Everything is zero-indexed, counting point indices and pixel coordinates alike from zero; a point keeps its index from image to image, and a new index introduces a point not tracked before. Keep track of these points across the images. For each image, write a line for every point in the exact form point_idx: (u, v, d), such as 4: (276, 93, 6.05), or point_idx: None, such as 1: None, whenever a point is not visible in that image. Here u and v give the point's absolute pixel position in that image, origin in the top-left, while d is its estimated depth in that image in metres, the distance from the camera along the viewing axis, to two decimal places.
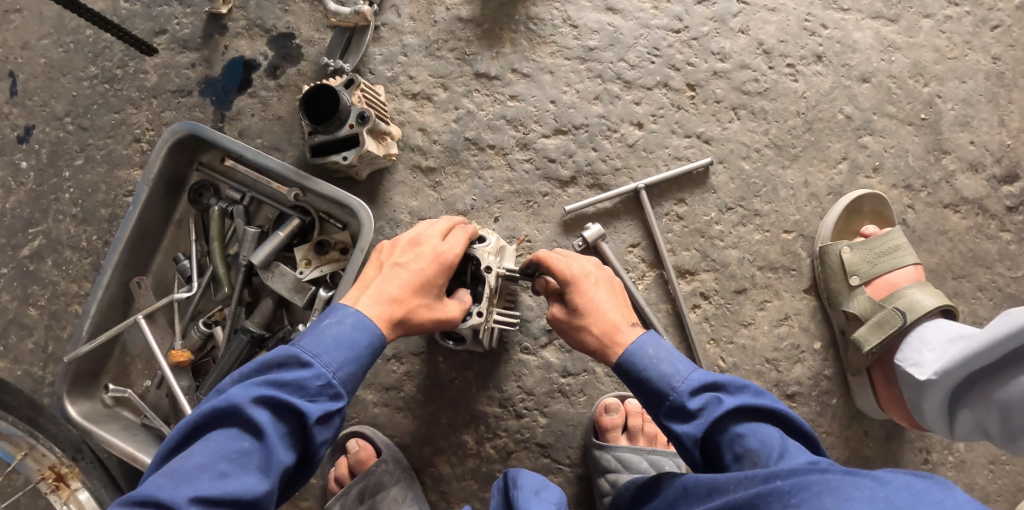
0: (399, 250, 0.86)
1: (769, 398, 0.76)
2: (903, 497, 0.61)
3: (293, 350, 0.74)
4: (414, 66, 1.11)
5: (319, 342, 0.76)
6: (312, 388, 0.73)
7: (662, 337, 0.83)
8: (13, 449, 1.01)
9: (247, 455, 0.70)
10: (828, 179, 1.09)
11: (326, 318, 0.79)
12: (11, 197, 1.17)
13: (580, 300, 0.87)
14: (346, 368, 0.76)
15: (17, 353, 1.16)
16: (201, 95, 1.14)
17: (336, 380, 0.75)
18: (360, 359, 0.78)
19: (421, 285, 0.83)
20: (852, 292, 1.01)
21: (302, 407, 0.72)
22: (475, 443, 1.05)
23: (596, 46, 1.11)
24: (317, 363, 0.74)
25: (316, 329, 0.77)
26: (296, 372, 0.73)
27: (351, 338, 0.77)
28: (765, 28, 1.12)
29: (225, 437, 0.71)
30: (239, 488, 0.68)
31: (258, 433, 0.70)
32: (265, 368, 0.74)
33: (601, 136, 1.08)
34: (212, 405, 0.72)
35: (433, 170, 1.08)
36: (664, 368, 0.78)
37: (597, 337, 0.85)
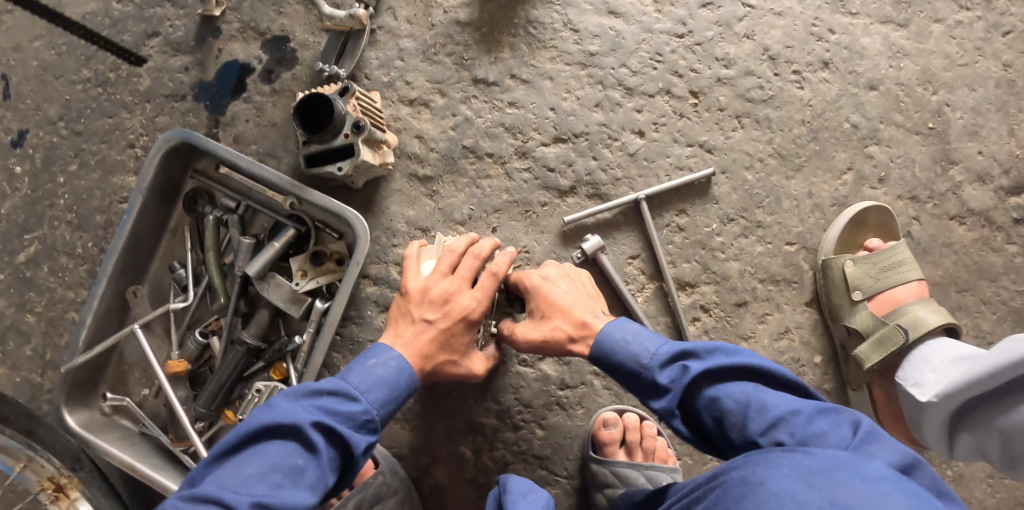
0: (424, 298, 0.84)
1: (743, 355, 0.75)
2: (823, 463, 0.63)
3: (344, 384, 0.76)
4: (411, 71, 1.09)
5: (367, 379, 0.78)
6: (358, 420, 0.76)
7: (631, 321, 0.84)
8: (11, 460, 1.00)
9: (300, 472, 0.71)
10: (833, 190, 1.07)
11: (370, 356, 0.80)
12: (7, 202, 1.17)
13: (546, 306, 0.88)
14: (387, 407, 0.79)
15: (15, 359, 1.16)
16: (195, 100, 1.12)
17: (378, 416, 0.78)
18: (398, 400, 0.80)
19: (450, 344, 0.84)
20: (854, 307, 1.00)
21: (352, 438, 0.75)
22: (472, 455, 1.05)
23: (598, 51, 1.08)
24: (365, 399, 0.77)
25: (363, 366, 0.79)
26: (349, 402, 0.76)
27: (394, 380, 0.79)
28: (771, 33, 1.10)
29: (279, 450, 0.72)
30: (293, 501, 0.70)
31: (313, 453, 0.72)
32: (317, 392, 0.75)
33: (601, 145, 1.06)
34: (267, 419, 0.73)
35: (431, 179, 1.06)
36: (632, 349, 0.79)
37: (569, 334, 0.85)
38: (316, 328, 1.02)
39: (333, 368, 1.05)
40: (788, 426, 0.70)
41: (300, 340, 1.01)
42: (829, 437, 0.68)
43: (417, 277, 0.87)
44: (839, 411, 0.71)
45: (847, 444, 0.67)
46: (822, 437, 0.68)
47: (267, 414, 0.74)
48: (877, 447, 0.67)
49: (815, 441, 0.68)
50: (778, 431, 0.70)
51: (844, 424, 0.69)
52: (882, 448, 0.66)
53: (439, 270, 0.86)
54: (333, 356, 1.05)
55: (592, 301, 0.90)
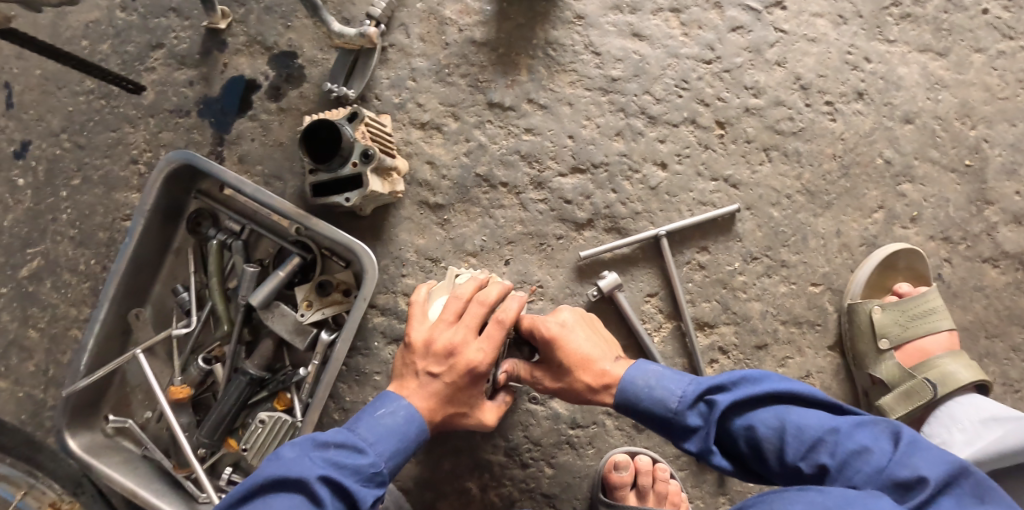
0: (432, 351, 0.79)
1: (768, 380, 0.74)
2: (837, 499, 0.60)
3: (351, 435, 0.74)
4: (423, 92, 1.04)
5: (373, 429, 0.75)
6: (366, 474, 0.72)
7: (650, 363, 0.81)
8: (12, 488, 1.00)
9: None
10: (862, 229, 1.03)
11: (379, 406, 0.78)
12: (9, 215, 1.15)
13: (564, 357, 0.83)
14: (396, 459, 0.75)
15: (17, 375, 1.14)
16: (199, 116, 1.10)
17: (386, 468, 0.74)
18: (408, 452, 0.77)
19: (457, 398, 0.80)
20: (881, 356, 0.96)
21: (360, 492, 0.71)
22: (479, 491, 1.02)
23: (620, 76, 1.03)
24: (373, 450, 0.73)
25: (369, 416, 0.77)
26: (356, 453, 0.73)
27: (403, 431, 0.76)
28: (804, 61, 1.04)
29: (285, 504, 0.68)
30: None
31: (321, 508, 0.68)
32: (324, 444, 0.72)
33: (621, 176, 1.02)
34: (273, 471, 0.70)
35: (442, 207, 1.02)
36: (658, 395, 0.77)
37: (590, 384, 0.82)
38: (321, 361, 0.99)
39: (338, 399, 1.02)
40: (827, 446, 0.68)
41: (305, 372, 0.98)
42: (871, 453, 0.66)
43: (422, 326, 0.83)
44: (877, 424, 0.69)
45: (888, 460, 0.65)
46: (863, 454, 0.66)
47: (275, 465, 0.71)
48: (920, 459, 0.64)
49: (856, 459, 0.66)
50: (819, 453, 0.68)
51: (883, 436, 0.68)
52: (925, 458, 0.64)
53: (444, 318, 0.82)
54: (338, 387, 1.02)
55: (605, 347, 0.86)
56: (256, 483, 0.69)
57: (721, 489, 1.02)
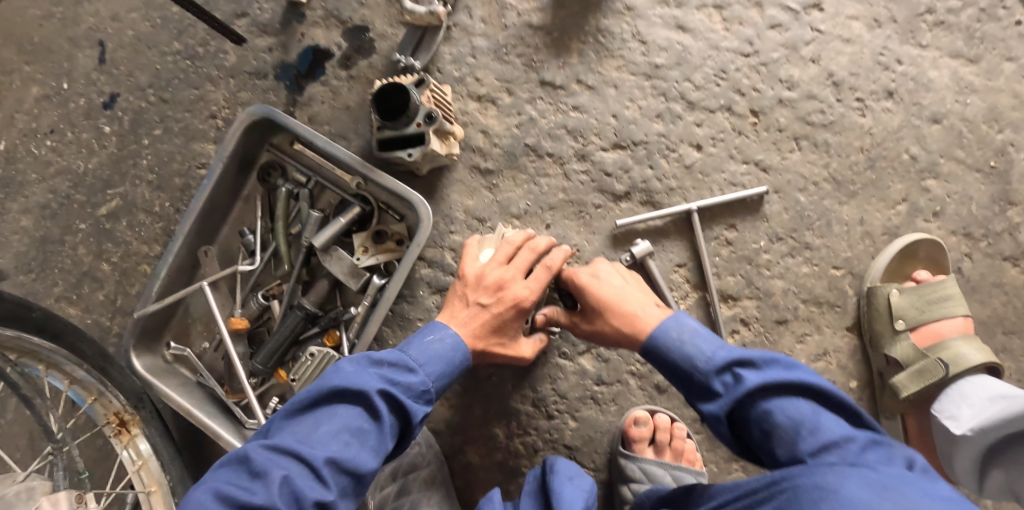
0: (483, 285, 0.89)
1: (800, 371, 0.74)
2: (889, 478, 0.63)
3: (404, 357, 0.81)
4: (481, 68, 1.14)
5: (424, 353, 0.82)
6: (417, 391, 0.80)
7: (687, 319, 0.84)
8: (84, 392, 1.03)
9: (365, 434, 0.75)
10: (885, 219, 1.09)
11: (429, 332, 0.85)
12: (94, 158, 1.27)
13: (597, 300, 0.91)
14: (442, 380, 0.83)
15: (88, 302, 1.25)
16: (276, 79, 1.22)
17: (433, 389, 0.82)
18: (450, 376, 0.84)
19: (500, 328, 0.88)
20: (896, 336, 1.02)
21: (411, 407, 0.78)
22: (504, 438, 1.09)
23: (663, 64, 1.11)
24: (422, 371, 0.81)
25: (420, 341, 0.84)
26: (408, 374, 0.79)
27: (450, 356, 0.84)
28: (838, 59, 1.11)
29: (347, 412, 0.75)
30: (359, 462, 0.73)
31: (378, 418, 0.75)
32: (379, 363, 0.79)
33: (659, 154, 1.09)
34: (337, 381, 0.76)
35: (491, 172, 1.11)
36: (687, 350, 0.79)
37: (616, 326, 0.88)
38: (371, 303, 1.07)
39: (382, 341, 1.11)
40: (843, 453, 0.68)
41: (355, 312, 1.07)
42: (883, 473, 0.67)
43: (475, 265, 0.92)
44: (892, 447, 0.70)
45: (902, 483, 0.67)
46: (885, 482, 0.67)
47: (335, 376, 0.77)
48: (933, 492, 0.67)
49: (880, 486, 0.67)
50: (830, 454, 0.68)
51: (897, 459, 0.69)
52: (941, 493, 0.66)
53: (495, 259, 0.91)
54: (383, 330, 1.11)
55: (640, 296, 0.91)
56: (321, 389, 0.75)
57: (735, 456, 1.08)
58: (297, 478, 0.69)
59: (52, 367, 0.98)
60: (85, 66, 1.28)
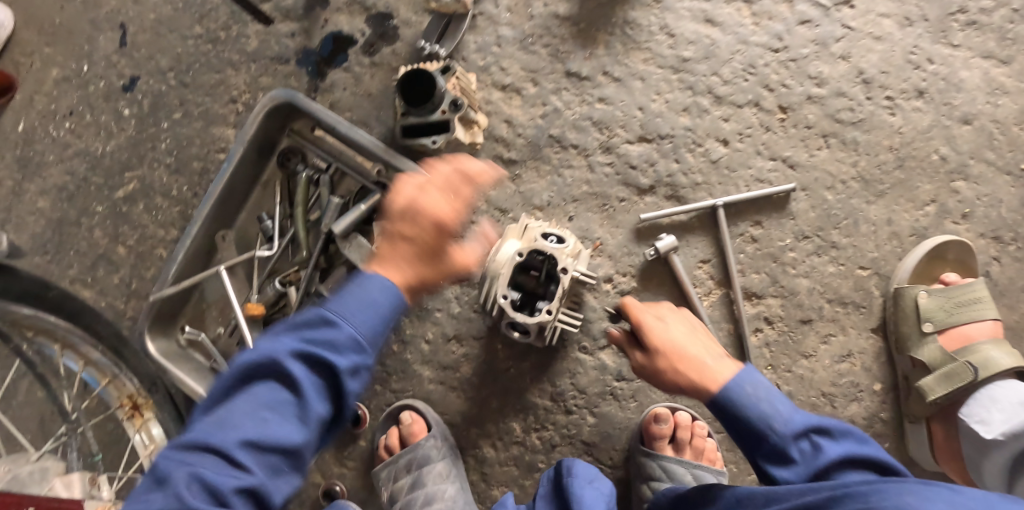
0: (416, 217, 0.77)
1: (871, 446, 0.75)
2: (974, 500, 0.61)
3: (321, 313, 0.70)
4: (506, 57, 1.12)
5: (344, 303, 0.71)
6: (339, 345, 0.69)
7: (760, 375, 0.82)
8: (99, 375, 1.05)
9: (285, 406, 0.67)
10: (913, 220, 1.07)
11: (351, 284, 0.73)
12: (112, 141, 1.26)
13: (660, 345, 0.87)
14: (371, 328, 0.71)
15: (102, 285, 1.24)
16: (297, 65, 1.21)
17: (361, 340, 0.70)
18: (385, 321, 0.73)
19: (429, 248, 0.77)
20: (923, 339, 1.00)
21: (333, 363, 0.68)
22: (521, 432, 1.08)
23: (691, 57, 1.10)
24: (343, 326, 0.69)
25: (341, 292, 0.72)
26: (327, 329, 0.69)
27: (373, 301, 0.71)
28: (868, 57, 1.09)
29: (261, 388, 0.67)
30: (281, 436, 0.66)
31: (295, 386, 0.67)
32: (295, 325, 0.70)
33: (685, 149, 1.08)
34: (248, 357, 0.69)
35: (515, 163, 1.10)
36: (765, 408, 0.77)
37: (681, 376, 0.84)
38: None
39: (400, 331, 1.10)
40: None
41: None
42: None
43: (509, 258, 0.90)
44: None
45: None
46: None
47: (250, 352, 0.70)
48: None
49: None
50: None
51: None
52: None
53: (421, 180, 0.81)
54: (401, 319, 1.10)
55: (707, 348, 0.87)
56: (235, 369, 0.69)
57: None
58: (215, 470, 0.64)
59: (69, 348, 1.00)
60: (106, 49, 1.28)
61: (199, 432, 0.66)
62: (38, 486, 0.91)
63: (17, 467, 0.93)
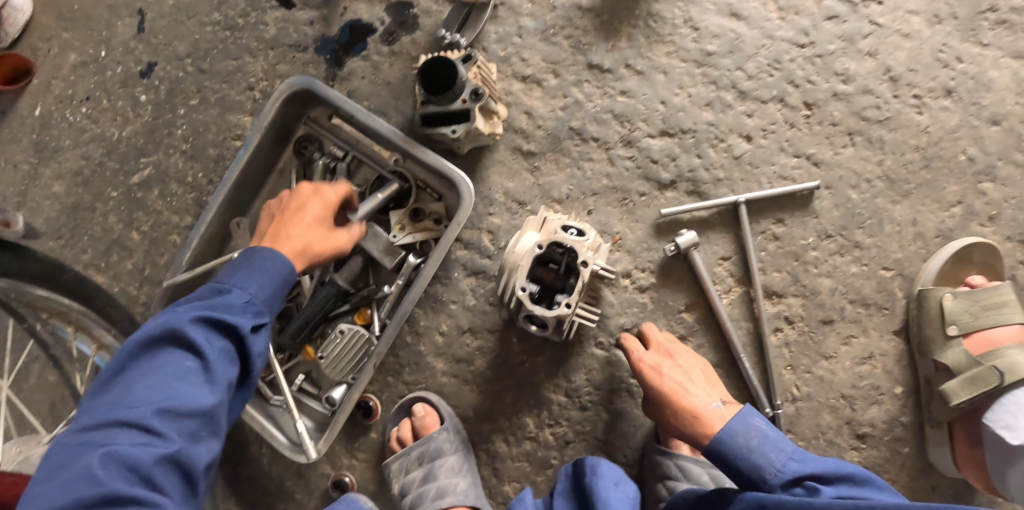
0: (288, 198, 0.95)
1: (870, 489, 0.79)
2: None
3: (209, 287, 0.79)
4: (528, 48, 1.11)
5: (233, 275, 0.81)
6: (235, 307, 0.77)
7: (753, 418, 0.85)
8: (111, 360, 1.02)
9: (192, 373, 0.72)
10: (938, 221, 1.05)
11: (235, 265, 0.83)
12: (128, 126, 1.26)
13: (659, 388, 0.92)
14: (262, 292, 0.81)
15: (116, 271, 1.23)
16: (316, 52, 1.20)
17: (251, 302, 0.79)
18: (270, 290, 0.83)
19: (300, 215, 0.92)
20: (947, 342, 0.98)
21: (236, 323, 0.76)
22: (535, 428, 1.07)
23: (715, 51, 1.08)
24: (231, 291, 0.79)
25: (232, 269, 0.82)
26: (219, 298, 0.77)
27: (265, 271, 0.82)
28: (896, 54, 1.07)
29: (167, 359, 0.71)
30: (195, 396, 0.70)
31: (201, 352, 0.72)
32: (183, 304, 0.76)
33: (707, 144, 1.06)
34: (143, 336, 0.73)
35: (534, 154, 1.08)
36: (755, 459, 0.82)
37: (683, 421, 0.89)
38: (405, 282, 1.05)
39: (413, 322, 1.09)
40: None
41: (389, 290, 1.05)
42: None
43: (529, 250, 0.88)
44: None
45: None
46: None
47: (140, 332, 0.73)
48: None
49: None
50: None
51: None
52: None
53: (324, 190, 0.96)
54: (415, 311, 1.09)
55: (704, 387, 0.92)
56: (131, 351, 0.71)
57: None
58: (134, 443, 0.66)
59: (82, 331, 1.00)
60: (124, 35, 1.28)
61: (103, 417, 0.68)
62: None
63: (30, 449, 0.94)
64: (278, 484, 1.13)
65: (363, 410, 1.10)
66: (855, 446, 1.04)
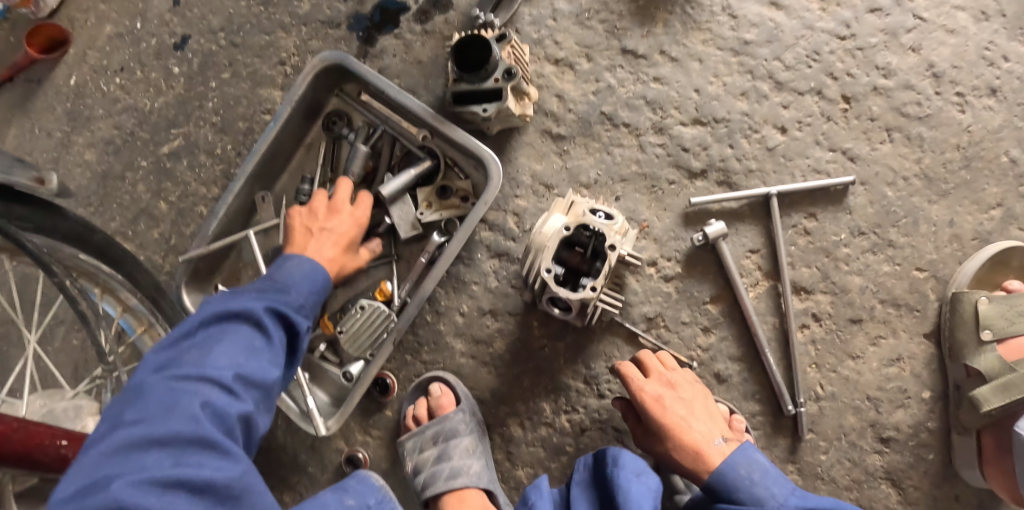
0: (322, 214, 0.99)
1: None
2: None
3: (270, 283, 0.82)
4: (561, 32, 1.10)
5: (289, 277, 0.84)
6: (295, 306, 0.81)
7: (754, 452, 0.89)
8: (135, 322, 1.05)
9: (261, 351, 0.74)
10: (976, 223, 1.02)
11: (285, 264, 0.87)
12: (160, 98, 1.27)
13: (661, 423, 0.93)
14: (313, 300, 0.85)
15: (142, 239, 1.24)
16: (348, 29, 1.20)
17: (306, 306, 0.84)
18: (320, 300, 0.87)
19: (328, 230, 0.98)
20: (981, 347, 0.95)
21: (297, 319, 0.80)
22: (551, 414, 1.06)
23: (753, 40, 1.06)
24: (293, 291, 0.83)
25: (282, 273, 0.85)
26: (281, 292, 0.81)
27: (315, 278, 0.87)
28: (939, 50, 1.04)
29: (239, 331, 0.73)
30: (265, 374, 0.73)
31: (269, 334, 0.76)
32: (250, 289, 0.79)
33: (740, 134, 1.05)
34: (217, 308, 0.74)
35: (563, 138, 1.07)
36: (758, 492, 0.86)
37: (684, 455, 0.92)
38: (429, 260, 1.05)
39: (434, 302, 1.09)
40: None
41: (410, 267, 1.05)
42: None
43: (556, 232, 0.87)
44: None
45: None
46: None
47: (210, 305, 0.75)
48: None
49: None
50: None
51: None
52: None
53: (351, 199, 1.01)
54: (436, 290, 1.09)
55: (706, 421, 0.93)
56: (205, 318, 0.72)
57: (792, 457, 1.02)
58: (216, 400, 0.67)
59: (108, 293, 1.00)
60: (160, 8, 1.29)
61: (181, 371, 0.68)
62: (71, 423, 0.92)
63: (54, 402, 0.94)
64: (292, 457, 1.13)
65: (380, 387, 1.10)
66: (878, 449, 1.02)
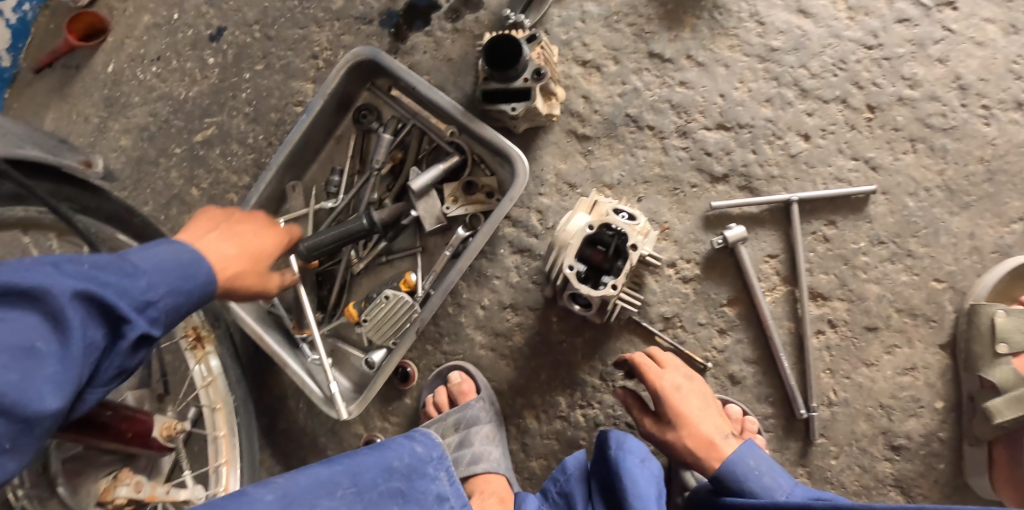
0: (237, 215, 0.86)
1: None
2: None
3: (120, 258, 0.63)
4: (590, 33, 1.12)
5: (149, 258, 0.66)
6: (138, 300, 0.62)
7: (761, 448, 0.91)
8: None
9: (32, 360, 0.54)
10: (997, 237, 1.02)
11: (159, 241, 0.69)
12: (195, 87, 1.31)
13: (676, 414, 0.95)
14: (174, 294, 0.66)
15: (175, 224, 1.29)
16: (380, 25, 1.23)
17: (158, 301, 0.65)
18: (189, 292, 0.69)
19: (235, 232, 0.83)
20: (995, 360, 0.95)
21: (121, 321, 0.60)
22: (566, 408, 1.08)
23: (780, 47, 1.07)
24: (144, 277, 0.64)
25: (145, 248, 0.67)
26: (125, 276, 0.62)
27: (185, 268, 0.69)
28: (967, 62, 1.04)
29: (16, 322, 0.55)
30: (17, 397, 0.53)
31: (64, 335, 0.56)
32: (79, 263, 0.60)
33: (763, 140, 1.06)
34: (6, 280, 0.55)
35: (588, 138, 1.10)
36: (768, 482, 0.87)
37: (696, 446, 0.93)
38: (453, 252, 1.08)
39: (456, 294, 1.12)
40: None
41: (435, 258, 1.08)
42: None
43: (580, 231, 0.89)
44: None
45: None
46: None
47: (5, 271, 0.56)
48: None
49: None
50: None
51: None
52: None
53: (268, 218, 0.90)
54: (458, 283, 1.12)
55: (718, 416, 0.95)
56: None
57: (802, 460, 1.04)
58: None
59: None
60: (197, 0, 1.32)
61: None
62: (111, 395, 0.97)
63: None
64: (313, 440, 1.17)
65: (400, 375, 1.13)
66: (888, 456, 1.03)
